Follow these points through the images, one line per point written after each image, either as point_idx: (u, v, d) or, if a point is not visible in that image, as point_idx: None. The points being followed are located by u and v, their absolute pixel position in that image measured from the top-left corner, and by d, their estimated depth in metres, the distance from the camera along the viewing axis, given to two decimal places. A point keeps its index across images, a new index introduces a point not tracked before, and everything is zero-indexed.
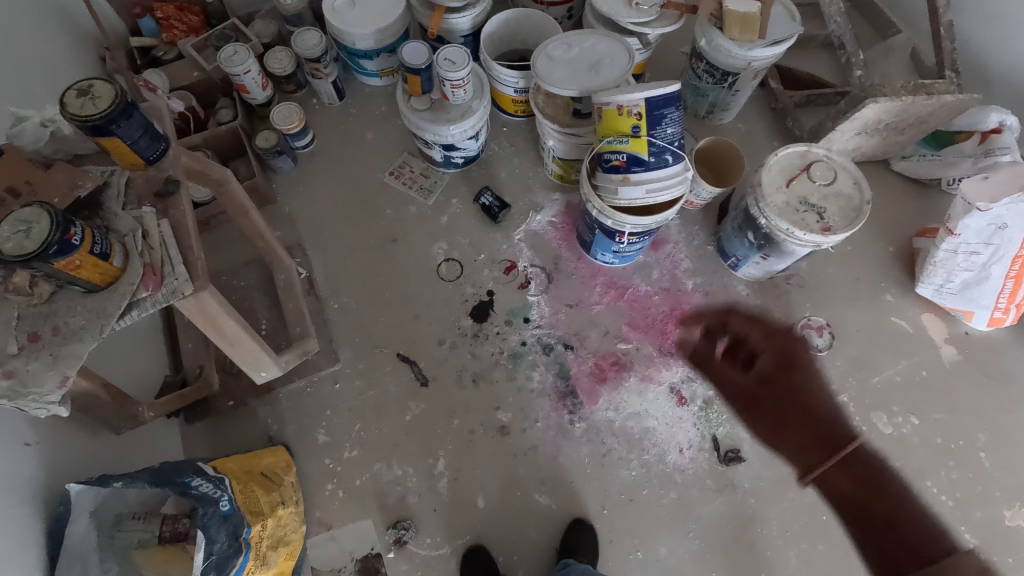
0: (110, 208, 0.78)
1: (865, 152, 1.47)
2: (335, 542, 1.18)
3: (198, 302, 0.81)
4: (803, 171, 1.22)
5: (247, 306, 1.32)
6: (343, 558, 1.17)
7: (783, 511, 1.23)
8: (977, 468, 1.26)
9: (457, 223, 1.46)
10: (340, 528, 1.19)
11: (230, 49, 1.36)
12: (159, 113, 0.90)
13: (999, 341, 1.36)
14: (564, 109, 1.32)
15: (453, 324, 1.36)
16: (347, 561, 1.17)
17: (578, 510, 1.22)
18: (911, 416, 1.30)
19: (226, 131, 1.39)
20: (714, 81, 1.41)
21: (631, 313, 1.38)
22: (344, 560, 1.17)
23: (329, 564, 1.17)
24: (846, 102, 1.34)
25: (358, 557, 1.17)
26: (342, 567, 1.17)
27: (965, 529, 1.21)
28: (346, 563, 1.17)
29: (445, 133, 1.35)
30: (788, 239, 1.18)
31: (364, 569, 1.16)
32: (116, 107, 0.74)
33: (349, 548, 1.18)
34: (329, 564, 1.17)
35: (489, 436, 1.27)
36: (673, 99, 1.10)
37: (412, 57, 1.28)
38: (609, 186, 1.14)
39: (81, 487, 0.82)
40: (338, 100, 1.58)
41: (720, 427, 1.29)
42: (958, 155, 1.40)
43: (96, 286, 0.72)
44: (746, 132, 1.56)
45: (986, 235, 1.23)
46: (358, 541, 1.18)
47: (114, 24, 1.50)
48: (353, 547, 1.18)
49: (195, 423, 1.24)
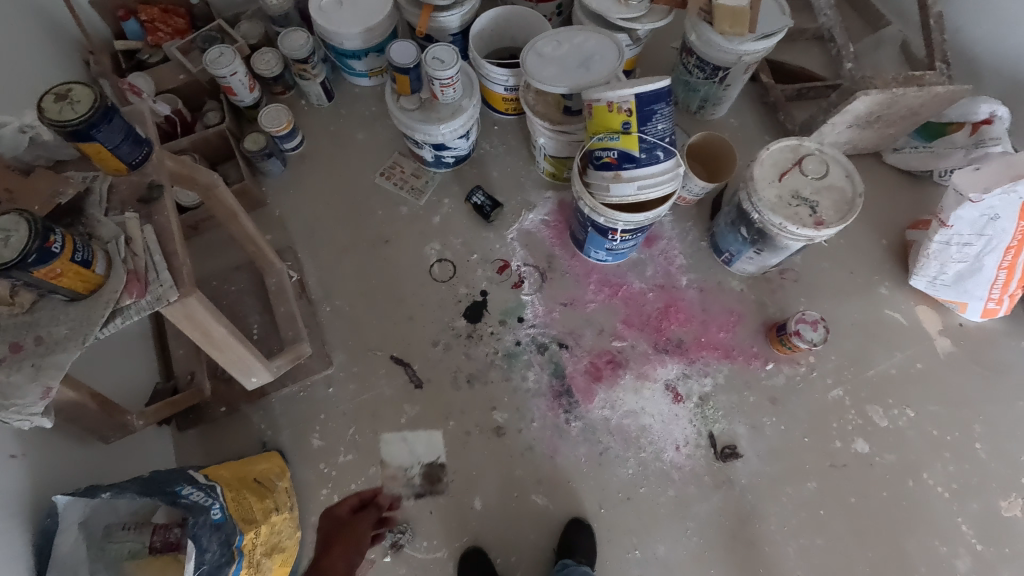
0: (92, 214, 0.76)
1: (857, 145, 1.47)
2: (407, 444, 1.25)
3: (185, 308, 0.80)
4: (796, 166, 1.21)
5: (238, 311, 1.31)
6: (410, 460, 1.24)
7: (782, 506, 1.23)
8: (973, 459, 1.26)
9: (449, 223, 1.45)
10: (412, 432, 1.26)
11: (216, 51, 1.35)
12: (142, 117, 0.89)
13: (994, 332, 1.36)
14: (555, 106, 1.31)
15: (447, 325, 1.35)
16: (415, 463, 1.24)
17: (576, 509, 1.21)
18: (907, 408, 1.29)
19: (213, 134, 1.38)
20: (705, 75, 1.40)
21: (626, 310, 1.37)
22: (411, 462, 1.24)
23: (397, 462, 1.23)
24: (837, 95, 1.33)
25: (425, 462, 1.24)
26: (409, 468, 1.23)
27: (962, 520, 1.22)
28: (412, 464, 1.23)
29: (436, 133, 1.34)
30: (782, 234, 1.17)
31: (429, 475, 1.23)
32: (96, 111, 0.72)
33: (417, 453, 1.24)
34: (398, 462, 1.23)
35: (485, 437, 1.26)
36: (663, 95, 1.08)
37: (400, 56, 1.27)
38: (601, 183, 1.13)
39: (69, 499, 0.81)
40: (327, 100, 1.56)
41: (716, 424, 1.28)
42: (951, 145, 1.40)
43: (80, 294, 0.70)
44: (738, 127, 1.55)
45: (979, 225, 1.23)
46: (429, 447, 1.25)
47: (97, 28, 1.47)
48: (422, 453, 1.24)
49: (187, 430, 1.22)
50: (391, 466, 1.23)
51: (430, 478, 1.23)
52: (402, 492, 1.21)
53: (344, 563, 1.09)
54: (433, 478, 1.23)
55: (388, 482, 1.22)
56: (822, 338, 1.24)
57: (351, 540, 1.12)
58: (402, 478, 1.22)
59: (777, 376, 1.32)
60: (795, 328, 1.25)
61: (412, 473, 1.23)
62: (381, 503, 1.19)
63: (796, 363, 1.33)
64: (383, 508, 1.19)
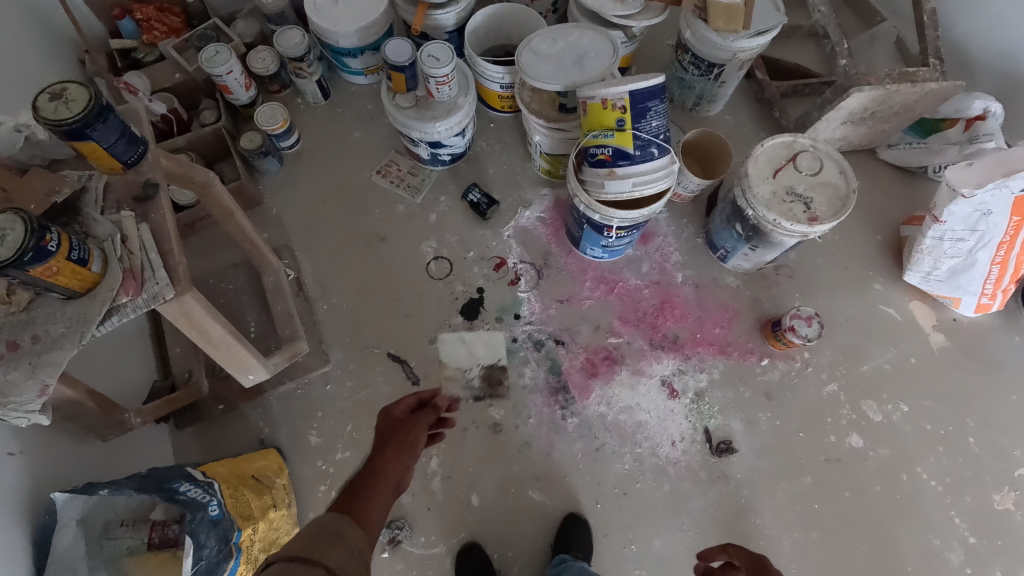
0: (88, 213, 0.77)
1: (852, 141, 1.47)
2: (466, 346, 1.33)
3: (181, 306, 0.80)
4: (790, 162, 1.22)
5: (235, 309, 1.31)
6: (470, 362, 1.32)
7: (776, 500, 1.23)
8: (966, 453, 1.27)
9: (446, 221, 1.46)
10: (472, 335, 1.35)
11: (212, 49, 1.35)
12: (138, 116, 0.89)
13: (987, 327, 1.37)
14: (550, 104, 1.32)
15: (444, 322, 1.36)
16: (474, 365, 1.32)
17: (572, 505, 1.22)
18: (901, 403, 1.30)
19: (209, 132, 1.38)
20: (700, 72, 1.41)
21: (621, 307, 1.38)
22: (471, 364, 1.32)
23: (456, 363, 1.32)
24: (831, 92, 1.34)
25: (484, 365, 1.32)
26: (468, 369, 1.31)
27: (955, 513, 1.23)
28: (472, 366, 1.31)
29: (432, 131, 1.34)
30: (776, 230, 1.18)
31: (487, 378, 1.31)
32: (91, 111, 0.72)
33: (476, 355, 1.32)
34: (457, 364, 1.32)
35: (482, 433, 1.27)
36: (658, 92, 1.09)
37: (396, 54, 1.27)
38: (596, 180, 1.13)
39: (67, 496, 0.82)
40: (323, 99, 1.56)
41: (712, 419, 1.29)
42: (944, 141, 1.42)
43: (76, 293, 0.71)
44: (734, 124, 1.56)
45: (972, 221, 1.24)
46: (490, 349, 1.33)
47: (92, 27, 1.47)
48: (482, 356, 1.32)
49: (184, 428, 1.23)
50: (450, 367, 1.31)
51: (489, 381, 1.31)
52: (460, 394, 1.29)
53: (401, 466, 0.86)
54: (493, 380, 1.31)
55: (446, 383, 1.30)
56: (816, 334, 1.25)
57: (408, 440, 0.90)
58: (461, 380, 1.31)
59: (772, 371, 1.33)
60: (790, 324, 1.26)
61: (471, 375, 1.31)
62: (439, 404, 1.00)
63: (791, 358, 1.34)
64: (441, 410, 1.00)
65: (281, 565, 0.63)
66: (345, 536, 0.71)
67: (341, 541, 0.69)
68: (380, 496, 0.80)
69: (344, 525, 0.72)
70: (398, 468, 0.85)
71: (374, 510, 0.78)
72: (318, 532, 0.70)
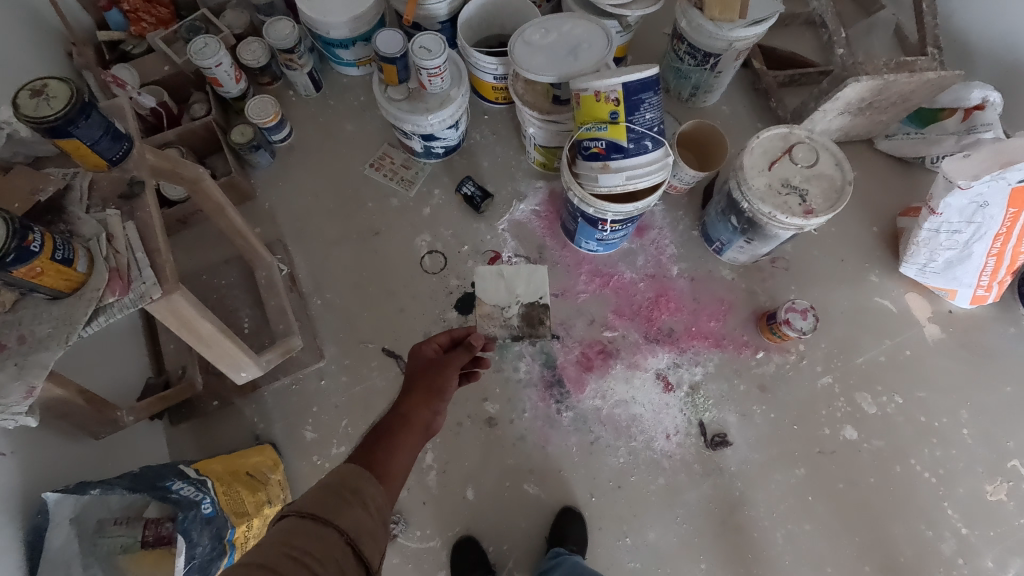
0: (74, 212, 0.76)
1: (849, 132, 1.46)
2: (506, 282, 1.31)
3: (170, 305, 0.80)
4: (786, 154, 1.21)
5: (228, 305, 1.31)
6: (509, 299, 1.30)
7: (770, 492, 1.24)
8: (960, 444, 1.27)
9: (439, 214, 1.45)
10: (510, 272, 1.32)
11: (200, 41, 1.33)
12: (122, 111, 0.87)
13: (982, 319, 1.36)
14: (544, 95, 1.30)
15: (438, 316, 1.35)
16: (514, 302, 1.30)
17: (567, 498, 1.23)
18: (895, 395, 1.31)
19: (200, 126, 1.36)
20: (696, 62, 1.39)
21: (616, 300, 1.37)
22: (509, 301, 1.30)
23: (494, 301, 1.29)
24: (828, 82, 1.32)
25: (524, 302, 1.30)
26: (507, 307, 1.29)
27: (948, 504, 1.23)
28: (511, 303, 1.29)
29: (424, 123, 1.32)
30: (771, 223, 1.17)
31: (528, 316, 1.29)
32: (72, 107, 0.71)
33: (516, 291, 1.30)
34: (495, 301, 1.29)
35: (477, 427, 1.27)
36: (652, 83, 1.06)
37: (387, 45, 1.25)
38: (589, 173, 1.13)
39: (58, 495, 0.81)
40: (315, 91, 1.54)
41: (707, 412, 1.29)
42: (942, 132, 1.40)
43: (62, 293, 0.70)
44: (730, 114, 1.54)
45: (968, 213, 1.23)
46: (529, 287, 1.31)
47: (79, 18, 1.45)
48: (521, 293, 1.30)
49: (179, 424, 1.23)
50: (487, 305, 1.29)
51: (529, 319, 1.29)
52: (496, 333, 1.28)
53: (428, 413, 0.86)
54: (532, 319, 1.29)
55: (484, 320, 1.28)
56: (811, 327, 1.24)
57: (435, 384, 0.90)
58: (499, 317, 1.29)
59: (767, 364, 1.33)
60: (785, 317, 1.25)
61: (510, 313, 1.29)
62: (473, 344, 0.97)
63: (786, 351, 1.34)
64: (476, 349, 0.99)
65: (294, 521, 0.63)
66: (362, 494, 0.69)
67: (357, 500, 0.68)
68: (407, 443, 0.81)
69: (362, 480, 0.70)
70: (426, 417, 0.85)
71: (396, 462, 0.77)
72: (335, 485, 0.68)
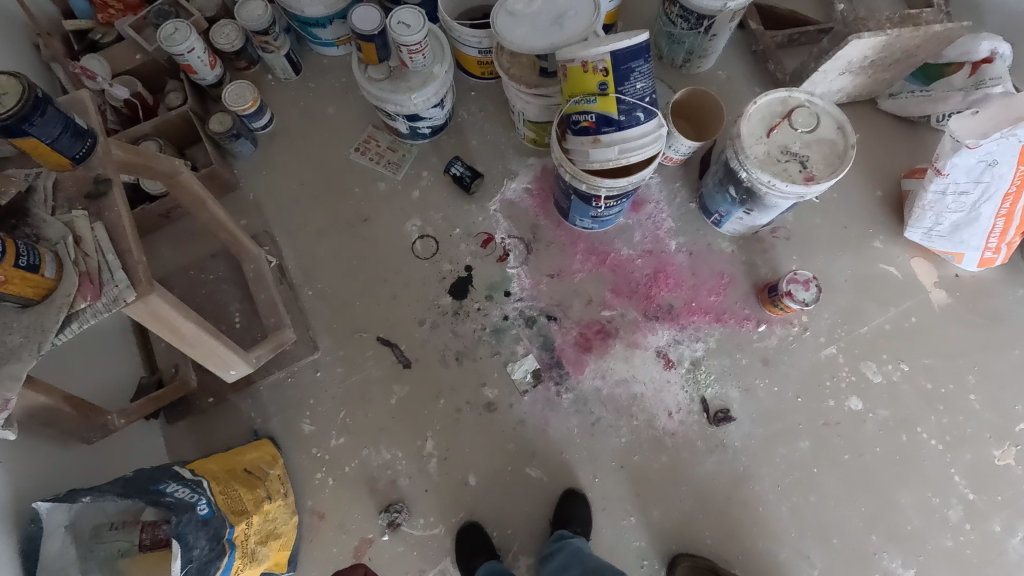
0: (38, 215, 0.74)
1: (850, 92, 1.40)
2: (515, 365, 1.28)
3: (149, 307, 0.77)
4: (785, 119, 1.16)
5: (216, 300, 1.28)
6: (520, 372, 1.27)
7: (775, 466, 1.23)
8: (968, 411, 1.25)
9: (429, 198, 1.40)
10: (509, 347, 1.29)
11: (170, 26, 1.26)
12: (82, 103, 0.83)
13: (989, 282, 1.33)
14: (530, 68, 1.24)
15: (432, 302, 1.32)
16: (523, 374, 1.27)
17: (570, 479, 1.22)
18: (901, 363, 1.28)
19: (176, 116, 1.31)
20: (689, 26, 1.32)
21: (613, 279, 1.34)
22: (522, 373, 1.27)
23: (517, 379, 1.27)
24: (829, 40, 1.25)
25: (531, 369, 1.28)
26: (522, 379, 1.27)
27: (954, 470, 1.22)
28: (523, 374, 1.27)
29: (408, 103, 1.27)
30: (770, 192, 1.12)
31: (536, 372, 1.28)
32: (24, 104, 0.68)
33: (524, 363, 1.28)
34: (514, 379, 1.27)
35: (476, 413, 1.25)
36: (642, 50, 1.00)
37: (363, 22, 1.19)
38: (581, 149, 1.08)
39: (50, 505, 0.81)
40: (294, 73, 1.48)
41: (709, 388, 1.27)
42: (949, 88, 1.33)
43: (31, 301, 0.69)
44: (727, 79, 1.48)
45: (976, 172, 1.18)
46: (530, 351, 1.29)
47: (43, 8, 1.38)
48: (528, 363, 1.28)
49: (176, 421, 1.22)
50: (478, 299, 1.32)
51: (536, 374, 1.28)
52: (492, 321, 1.31)
53: None
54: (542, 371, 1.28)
55: (484, 320, 1.31)
56: (814, 298, 1.21)
57: None
58: (513, 388, 1.27)
59: (769, 337, 1.30)
60: (786, 289, 1.22)
61: (522, 377, 1.27)
62: None
63: (789, 323, 1.31)
64: None
65: None
66: None
67: None
68: None
69: None
70: None
71: None
72: None
